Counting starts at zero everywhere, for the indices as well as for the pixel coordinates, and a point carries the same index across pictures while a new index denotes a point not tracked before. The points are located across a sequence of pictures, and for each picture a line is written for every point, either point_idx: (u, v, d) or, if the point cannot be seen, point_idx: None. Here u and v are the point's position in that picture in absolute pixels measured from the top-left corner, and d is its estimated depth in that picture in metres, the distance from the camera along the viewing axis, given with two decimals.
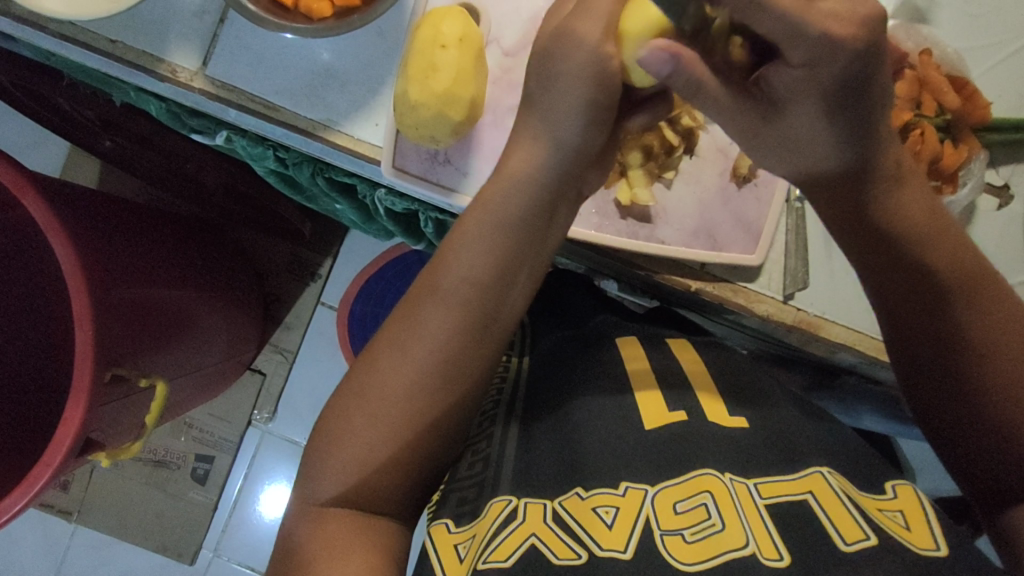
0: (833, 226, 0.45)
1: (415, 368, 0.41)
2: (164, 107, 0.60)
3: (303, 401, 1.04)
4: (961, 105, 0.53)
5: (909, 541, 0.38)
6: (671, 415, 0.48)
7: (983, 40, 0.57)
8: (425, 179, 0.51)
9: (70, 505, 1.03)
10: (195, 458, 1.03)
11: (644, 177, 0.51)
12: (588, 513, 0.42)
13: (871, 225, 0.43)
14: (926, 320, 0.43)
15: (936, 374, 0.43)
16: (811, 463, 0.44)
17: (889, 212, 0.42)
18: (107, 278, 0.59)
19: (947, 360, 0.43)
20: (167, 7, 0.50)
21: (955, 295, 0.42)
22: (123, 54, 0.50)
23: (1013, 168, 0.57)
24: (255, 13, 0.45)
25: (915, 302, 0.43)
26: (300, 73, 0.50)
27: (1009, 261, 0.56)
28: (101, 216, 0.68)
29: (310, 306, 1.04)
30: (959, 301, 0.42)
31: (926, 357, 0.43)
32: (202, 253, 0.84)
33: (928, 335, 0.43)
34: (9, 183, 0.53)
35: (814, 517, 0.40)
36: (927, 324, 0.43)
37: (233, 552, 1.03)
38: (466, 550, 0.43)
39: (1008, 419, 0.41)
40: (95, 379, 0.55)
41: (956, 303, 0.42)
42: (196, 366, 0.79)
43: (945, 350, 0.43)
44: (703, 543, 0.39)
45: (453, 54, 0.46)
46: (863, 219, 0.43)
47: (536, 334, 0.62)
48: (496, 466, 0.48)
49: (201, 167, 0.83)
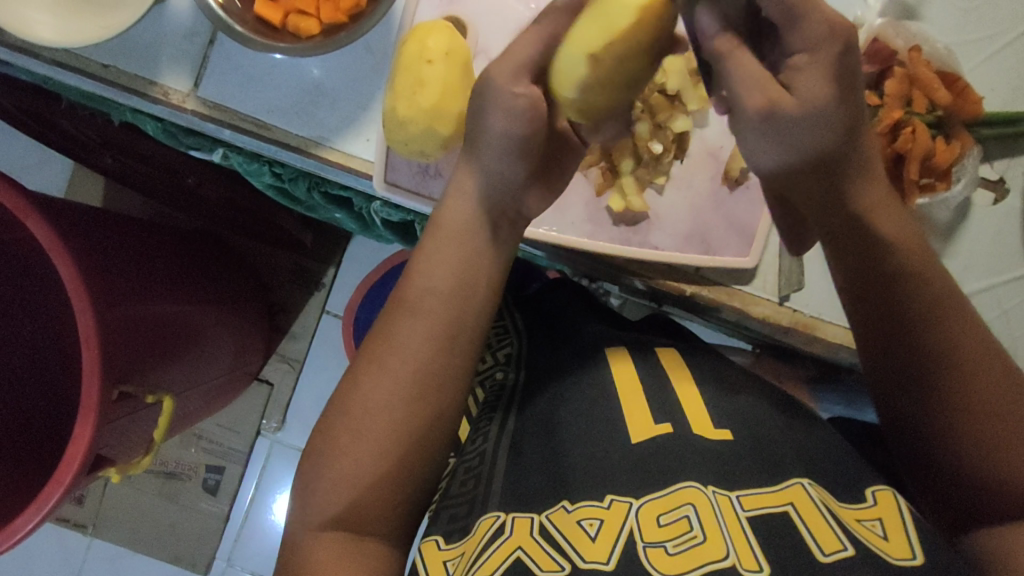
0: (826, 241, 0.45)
1: (404, 382, 0.42)
2: (160, 127, 0.60)
3: (309, 410, 1.04)
4: (951, 102, 0.53)
5: (884, 551, 0.39)
6: (658, 425, 0.48)
7: (975, 34, 0.57)
8: (416, 194, 0.52)
9: (84, 518, 1.04)
10: (205, 469, 1.04)
11: (636, 184, 0.52)
12: (572, 526, 0.42)
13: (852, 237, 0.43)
14: (902, 339, 0.43)
15: (913, 394, 0.44)
16: (793, 474, 0.44)
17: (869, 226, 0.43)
18: (112, 296, 0.60)
19: (920, 372, 0.43)
20: (157, 30, 0.51)
21: (927, 311, 0.43)
22: (116, 78, 0.51)
23: (1009, 162, 0.57)
24: (242, 34, 0.45)
25: (888, 315, 0.44)
26: (290, 90, 0.51)
27: (1007, 255, 0.56)
28: (104, 234, 0.69)
29: (316, 315, 1.05)
30: (940, 322, 0.43)
31: (898, 367, 0.44)
32: (206, 267, 0.85)
33: (906, 353, 0.44)
34: (11, 207, 0.54)
35: (795, 527, 0.40)
36: (899, 342, 0.44)
37: (245, 561, 1.04)
38: (454, 567, 0.44)
39: (980, 440, 0.42)
40: (102, 397, 0.55)
41: (938, 324, 0.43)
42: (202, 379, 0.80)
43: (919, 361, 0.43)
44: (685, 554, 0.40)
45: (440, 68, 0.46)
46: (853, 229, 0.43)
47: (531, 346, 0.62)
48: (487, 483, 0.49)
49: (202, 182, 0.84)
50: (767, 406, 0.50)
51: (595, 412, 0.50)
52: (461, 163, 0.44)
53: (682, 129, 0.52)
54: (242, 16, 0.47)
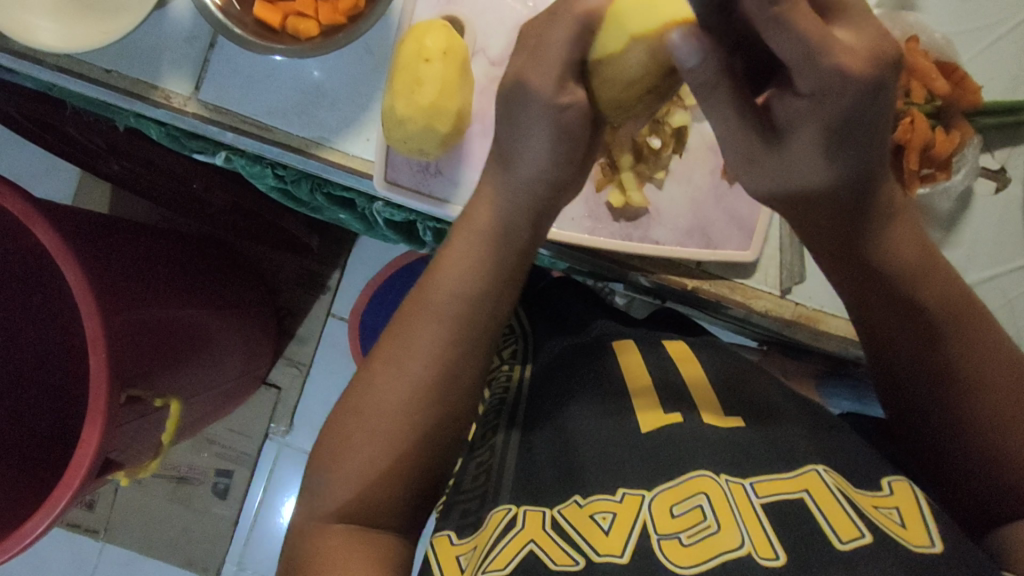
0: (818, 245, 0.45)
1: (408, 378, 0.42)
2: (164, 131, 0.61)
3: (318, 413, 1.05)
4: (951, 91, 0.52)
5: (903, 537, 0.39)
6: (667, 416, 0.49)
7: (972, 24, 0.57)
8: (416, 192, 0.52)
9: (96, 523, 1.05)
10: (215, 473, 1.05)
11: (635, 179, 0.52)
12: (586, 520, 0.43)
13: (856, 238, 0.44)
14: (913, 339, 0.44)
15: (919, 393, 0.44)
16: (809, 461, 0.44)
17: (873, 232, 0.43)
18: (120, 301, 0.60)
19: (924, 363, 0.43)
20: (158, 35, 0.51)
21: (934, 314, 0.43)
22: (119, 83, 0.51)
23: (1009, 151, 0.57)
24: (242, 37, 0.46)
25: (891, 308, 0.44)
26: (290, 92, 0.51)
27: (1010, 244, 0.56)
28: (111, 240, 0.69)
29: (322, 318, 1.05)
30: (948, 323, 0.43)
31: (901, 358, 0.44)
32: (213, 271, 0.85)
33: (913, 352, 0.44)
34: (19, 214, 0.54)
35: (810, 514, 0.40)
36: (905, 341, 0.44)
37: (256, 565, 1.04)
38: (466, 560, 0.45)
39: (992, 438, 0.42)
40: (111, 400, 0.56)
41: (945, 324, 0.43)
42: (209, 383, 0.80)
43: (922, 352, 0.43)
44: (700, 545, 0.40)
45: (437, 67, 0.47)
46: (851, 237, 0.43)
47: (539, 337, 0.63)
48: (497, 476, 0.50)
49: (208, 187, 0.84)
50: (772, 399, 0.50)
51: (606, 409, 0.51)
52: None
53: (679, 122, 0.52)
54: (241, 19, 0.47)
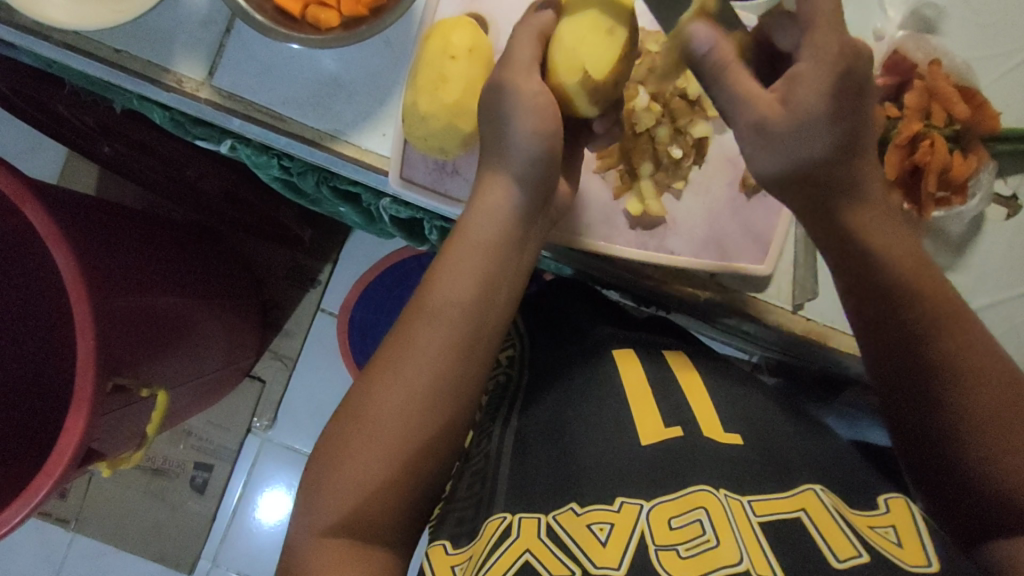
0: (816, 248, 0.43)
1: (410, 390, 0.41)
2: (168, 116, 0.59)
3: (303, 411, 1.03)
4: (970, 116, 0.53)
5: (898, 559, 0.40)
6: (668, 430, 0.48)
7: (994, 50, 0.57)
8: (432, 191, 0.51)
9: (68, 513, 1.02)
10: (194, 466, 1.02)
11: (654, 188, 0.52)
12: (583, 531, 0.42)
13: None
14: (907, 354, 0.42)
15: (914, 405, 0.43)
16: (805, 480, 0.44)
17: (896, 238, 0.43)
18: (106, 286, 0.59)
19: (918, 371, 0.42)
20: (171, 16, 0.50)
21: (930, 319, 0.42)
22: (128, 63, 0.50)
23: (1022, 178, 0.58)
24: (263, 23, 0.44)
25: (882, 311, 0.42)
26: (308, 83, 0.50)
27: (1017, 271, 0.57)
28: (100, 224, 0.67)
29: (311, 312, 1.04)
30: (937, 335, 0.42)
31: (893, 365, 0.43)
32: (200, 259, 0.83)
33: (908, 366, 0.43)
34: (9, 191, 0.52)
35: (808, 534, 0.41)
36: (903, 351, 0.43)
37: (231, 561, 1.02)
38: (462, 572, 0.44)
39: (991, 453, 0.41)
40: (97, 389, 0.54)
41: (936, 336, 0.42)
42: (195, 372, 0.78)
43: (910, 358, 0.42)
44: (697, 559, 0.40)
45: (463, 65, 0.46)
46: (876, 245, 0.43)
47: (535, 347, 0.62)
48: (492, 483, 0.49)
49: (202, 174, 0.82)
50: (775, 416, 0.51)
51: (606, 415, 0.50)
52: (487, 184, 0.44)
53: (702, 134, 0.52)
54: (262, 5, 0.46)
